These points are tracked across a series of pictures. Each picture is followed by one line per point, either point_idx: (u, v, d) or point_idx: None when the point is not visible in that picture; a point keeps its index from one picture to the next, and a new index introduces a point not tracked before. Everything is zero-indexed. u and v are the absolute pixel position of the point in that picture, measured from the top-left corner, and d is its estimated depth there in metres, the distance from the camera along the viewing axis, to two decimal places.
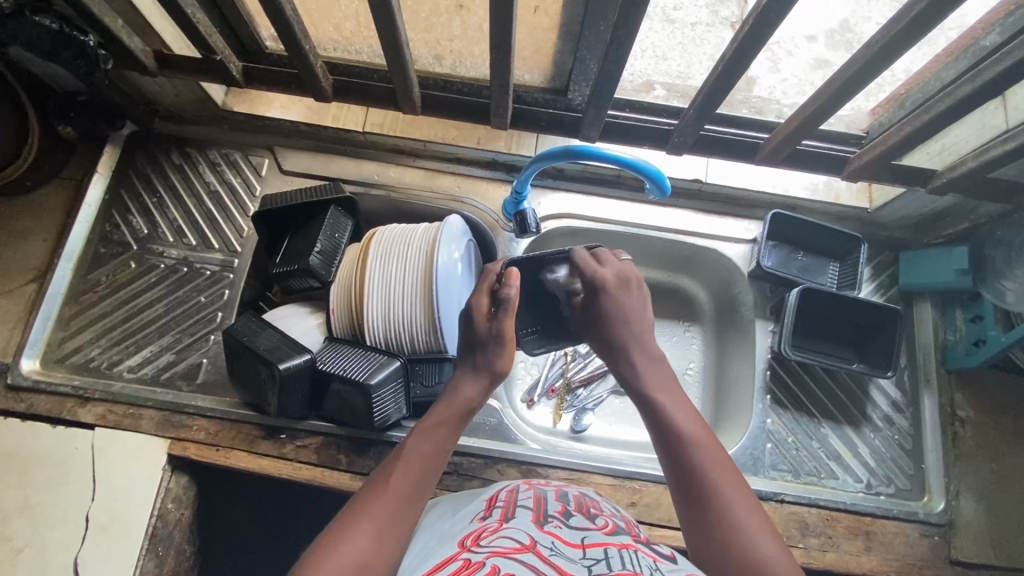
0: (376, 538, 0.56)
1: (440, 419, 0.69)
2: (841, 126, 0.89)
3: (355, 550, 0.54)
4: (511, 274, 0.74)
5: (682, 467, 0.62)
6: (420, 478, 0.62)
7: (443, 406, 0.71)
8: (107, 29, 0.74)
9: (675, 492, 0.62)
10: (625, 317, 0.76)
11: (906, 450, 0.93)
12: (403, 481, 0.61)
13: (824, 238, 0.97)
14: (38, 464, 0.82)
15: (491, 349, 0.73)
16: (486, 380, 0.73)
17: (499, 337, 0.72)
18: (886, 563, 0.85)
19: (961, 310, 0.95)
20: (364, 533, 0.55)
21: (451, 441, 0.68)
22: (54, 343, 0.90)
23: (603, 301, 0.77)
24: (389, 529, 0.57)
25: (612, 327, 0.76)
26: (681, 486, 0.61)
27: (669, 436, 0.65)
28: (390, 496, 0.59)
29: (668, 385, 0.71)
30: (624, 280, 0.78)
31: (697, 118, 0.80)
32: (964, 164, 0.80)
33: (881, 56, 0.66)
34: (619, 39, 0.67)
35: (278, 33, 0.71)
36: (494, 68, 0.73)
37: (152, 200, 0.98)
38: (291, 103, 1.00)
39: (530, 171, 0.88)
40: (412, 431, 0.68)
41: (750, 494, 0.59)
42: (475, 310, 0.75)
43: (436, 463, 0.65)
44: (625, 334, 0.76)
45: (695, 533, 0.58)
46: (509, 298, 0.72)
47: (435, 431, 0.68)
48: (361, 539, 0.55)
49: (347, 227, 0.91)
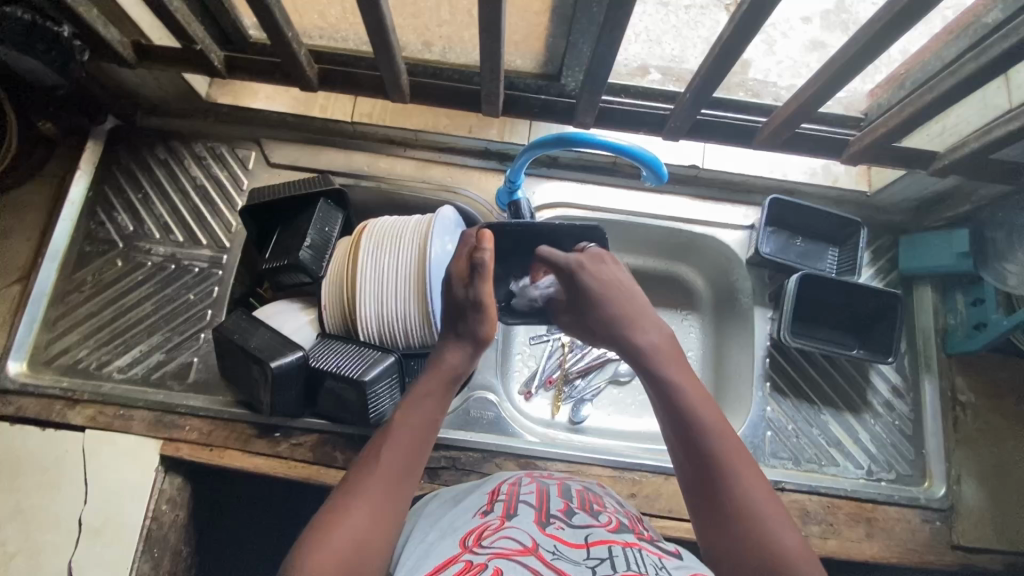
0: (370, 519, 0.55)
1: (428, 391, 0.66)
2: (840, 108, 0.87)
3: (349, 530, 0.53)
4: (483, 237, 0.73)
5: (694, 456, 0.60)
6: (412, 454, 0.61)
7: (428, 376, 0.68)
8: (81, 19, 0.71)
9: (687, 478, 0.60)
10: (611, 293, 0.75)
11: (907, 435, 0.92)
12: (395, 458, 0.60)
13: (823, 222, 0.96)
14: (27, 469, 0.80)
15: (471, 316, 0.71)
16: (470, 346, 0.71)
17: (476, 303, 0.71)
18: (887, 548, 0.84)
19: (961, 293, 0.94)
20: (357, 512, 0.55)
21: (441, 409, 0.66)
22: (42, 345, 0.88)
23: (586, 281, 0.76)
24: (385, 506, 0.56)
25: (602, 305, 0.75)
26: (694, 478, 0.60)
27: (678, 422, 0.63)
28: (384, 474, 0.58)
29: (675, 361, 0.69)
30: (597, 257, 0.78)
31: (694, 102, 0.78)
32: (966, 145, 0.78)
33: (883, 35, 0.63)
34: (613, 21, 0.64)
35: (259, 21, 0.69)
36: (485, 53, 0.71)
37: (137, 196, 0.96)
38: (276, 94, 0.99)
39: (522, 160, 0.86)
40: (401, 403, 0.66)
41: (763, 478, 0.59)
42: (453, 277, 0.74)
43: (428, 437, 0.63)
44: (618, 306, 0.74)
45: (711, 529, 0.57)
46: (483, 262, 0.71)
47: (425, 402, 0.65)
48: (355, 519, 0.54)
49: (338, 219, 0.89)
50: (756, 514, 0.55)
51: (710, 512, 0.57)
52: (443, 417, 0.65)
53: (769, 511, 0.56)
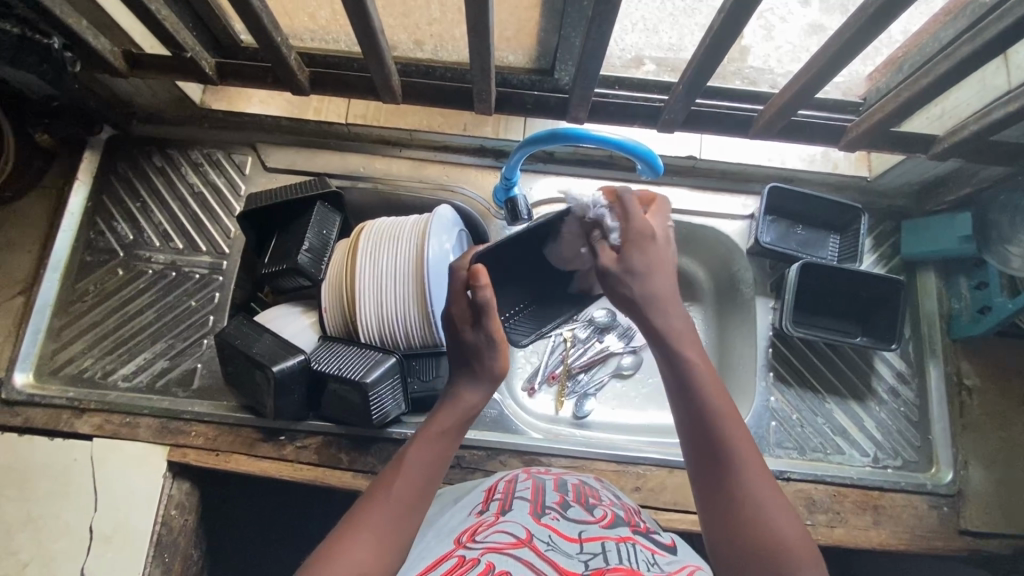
0: (374, 553, 0.52)
1: (443, 429, 0.64)
2: (838, 93, 0.86)
3: (352, 566, 0.51)
4: (476, 274, 0.65)
5: (703, 448, 0.57)
6: (418, 489, 0.59)
7: (443, 411, 0.66)
8: (71, 30, 0.71)
9: (697, 474, 0.58)
10: (659, 273, 0.67)
11: (912, 421, 0.92)
12: (406, 490, 0.58)
13: (823, 209, 0.95)
14: (37, 477, 0.81)
15: (487, 355, 0.67)
16: (488, 385, 0.68)
17: (492, 341, 0.67)
18: (895, 535, 0.84)
19: (965, 277, 0.93)
20: (362, 546, 0.52)
21: (453, 448, 0.64)
22: (46, 356, 0.89)
23: (649, 251, 0.67)
24: (389, 541, 0.54)
25: (647, 281, 0.66)
26: (702, 470, 0.57)
27: (691, 411, 0.59)
28: (392, 505, 0.56)
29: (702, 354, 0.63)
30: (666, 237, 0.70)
31: (688, 93, 0.77)
32: (966, 128, 0.77)
33: (874, 22, 0.63)
34: (602, 14, 0.63)
35: (248, 27, 0.69)
36: (474, 51, 0.70)
37: (135, 205, 0.96)
38: (270, 98, 0.99)
39: (517, 157, 0.85)
40: (412, 439, 0.64)
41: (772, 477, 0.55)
42: (453, 317, 0.69)
43: (438, 474, 0.61)
44: (659, 291, 0.66)
45: (714, 525, 0.54)
46: (486, 305, 0.65)
47: (437, 442, 0.63)
48: (357, 554, 0.52)
49: (336, 222, 0.90)
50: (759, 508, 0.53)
51: (712, 505, 0.55)
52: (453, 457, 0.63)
53: (772, 505, 0.53)
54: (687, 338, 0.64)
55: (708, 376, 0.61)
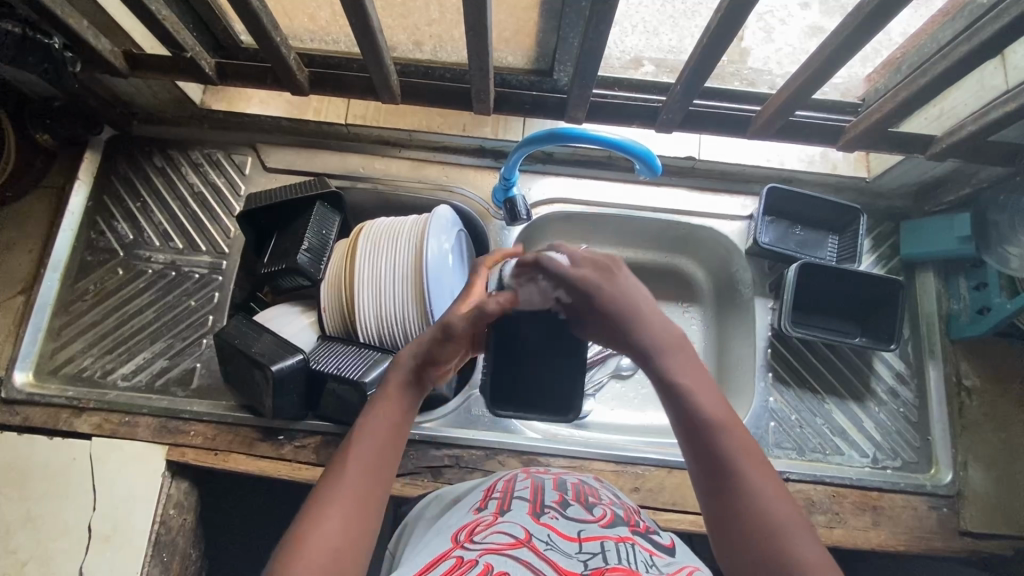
0: (344, 523, 0.52)
1: (398, 388, 0.61)
2: (837, 95, 0.86)
3: (321, 542, 0.49)
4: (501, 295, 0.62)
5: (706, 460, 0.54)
6: (379, 454, 0.57)
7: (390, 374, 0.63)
8: (72, 30, 0.71)
9: (702, 488, 0.54)
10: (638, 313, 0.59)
11: (911, 422, 0.92)
12: (366, 460, 0.56)
13: (822, 210, 0.95)
14: (37, 475, 0.81)
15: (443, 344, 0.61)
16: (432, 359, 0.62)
17: (449, 334, 0.60)
18: (894, 536, 0.84)
19: (964, 278, 0.93)
20: (330, 521, 0.51)
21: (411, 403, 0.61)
22: (46, 355, 0.89)
23: (604, 304, 0.60)
24: (359, 511, 0.53)
25: (627, 331, 0.59)
26: (709, 485, 0.54)
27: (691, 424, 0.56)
28: (354, 477, 0.55)
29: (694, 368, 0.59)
30: (603, 268, 0.62)
31: (686, 94, 0.78)
32: (963, 128, 0.77)
33: (872, 20, 0.62)
34: (600, 14, 0.63)
35: (248, 27, 0.69)
36: (472, 51, 0.70)
37: (136, 205, 0.96)
38: (270, 98, 0.98)
39: (517, 157, 0.86)
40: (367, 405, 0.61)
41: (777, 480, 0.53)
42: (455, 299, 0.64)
43: (398, 435, 0.59)
44: (639, 336, 0.59)
45: (722, 540, 0.52)
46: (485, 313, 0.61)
47: (391, 404, 0.60)
48: (328, 526, 0.51)
49: (335, 222, 0.90)
50: (766, 515, 0.50)
51: (718, 518, 0.52)
52: (410, 414, 0.61)
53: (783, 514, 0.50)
54: (676, 350, 0.60)
55: (702, 388, 0.58)
